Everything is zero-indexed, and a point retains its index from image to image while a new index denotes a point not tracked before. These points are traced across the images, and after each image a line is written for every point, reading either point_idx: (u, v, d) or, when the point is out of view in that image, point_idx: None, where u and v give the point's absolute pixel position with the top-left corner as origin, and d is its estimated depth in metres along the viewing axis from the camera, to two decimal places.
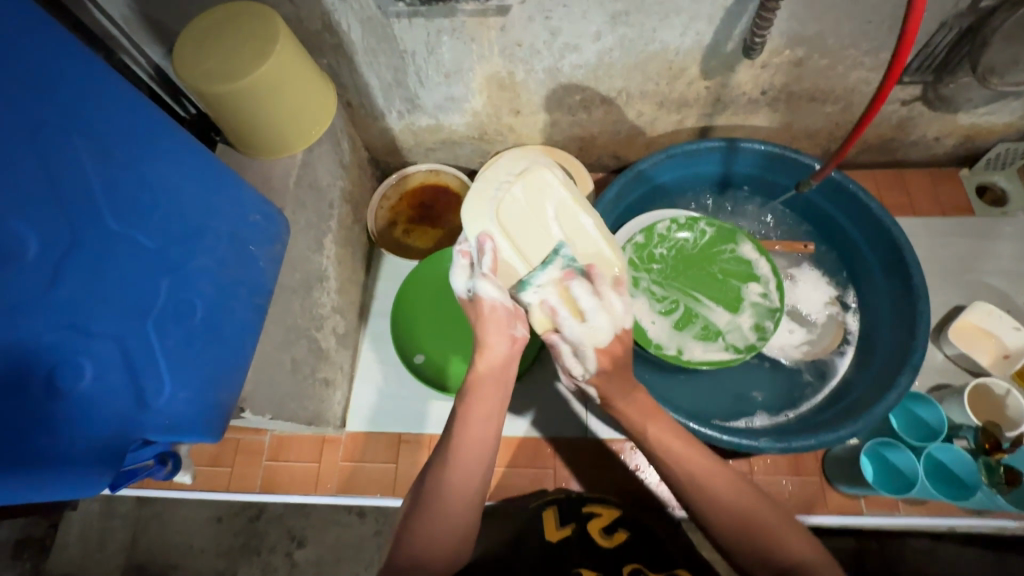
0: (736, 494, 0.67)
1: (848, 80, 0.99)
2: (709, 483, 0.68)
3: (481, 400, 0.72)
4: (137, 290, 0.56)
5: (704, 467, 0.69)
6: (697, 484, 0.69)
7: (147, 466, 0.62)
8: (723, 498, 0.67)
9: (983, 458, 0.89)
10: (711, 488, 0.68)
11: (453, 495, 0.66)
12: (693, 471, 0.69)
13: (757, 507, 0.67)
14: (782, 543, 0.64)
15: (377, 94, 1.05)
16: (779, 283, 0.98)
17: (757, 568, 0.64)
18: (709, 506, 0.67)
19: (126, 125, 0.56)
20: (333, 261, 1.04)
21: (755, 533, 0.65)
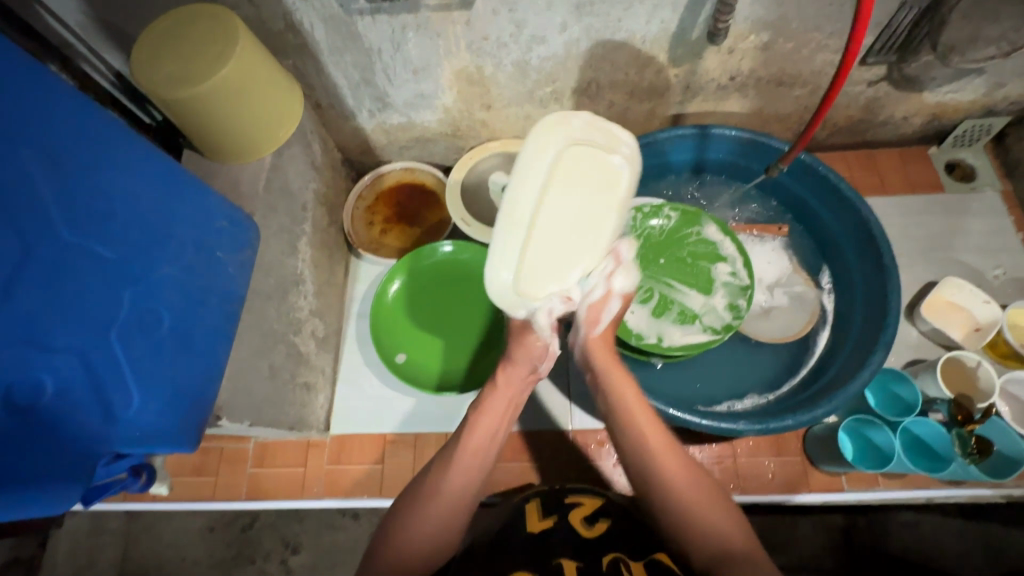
0: (675, 472, 0.71)
1: (815, 63, 1.00)
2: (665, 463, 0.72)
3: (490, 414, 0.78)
4: (99, 303, 0.55)
5: (657, 445, 0.73)
6: (642, 462, 0.73)
7: (121, 480, 0.62)
8: (672, 474, 0.71)
9: (956, 430, 0.91)
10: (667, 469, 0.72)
11: (463, 474, 0.72)
12: (638, 437, 0.75)
13: (701, 495, 0.70)
14: (715, 524, 0.67)
15: (345, 94, 1.04)
16: (745, 260, 1.00)
17: (692, 540, 0.66)
18: (659, 478, 0.71)
19: (79, 132, 0.55)
20: (308, 264, 1.03)
21: (690, 513, 0.68)
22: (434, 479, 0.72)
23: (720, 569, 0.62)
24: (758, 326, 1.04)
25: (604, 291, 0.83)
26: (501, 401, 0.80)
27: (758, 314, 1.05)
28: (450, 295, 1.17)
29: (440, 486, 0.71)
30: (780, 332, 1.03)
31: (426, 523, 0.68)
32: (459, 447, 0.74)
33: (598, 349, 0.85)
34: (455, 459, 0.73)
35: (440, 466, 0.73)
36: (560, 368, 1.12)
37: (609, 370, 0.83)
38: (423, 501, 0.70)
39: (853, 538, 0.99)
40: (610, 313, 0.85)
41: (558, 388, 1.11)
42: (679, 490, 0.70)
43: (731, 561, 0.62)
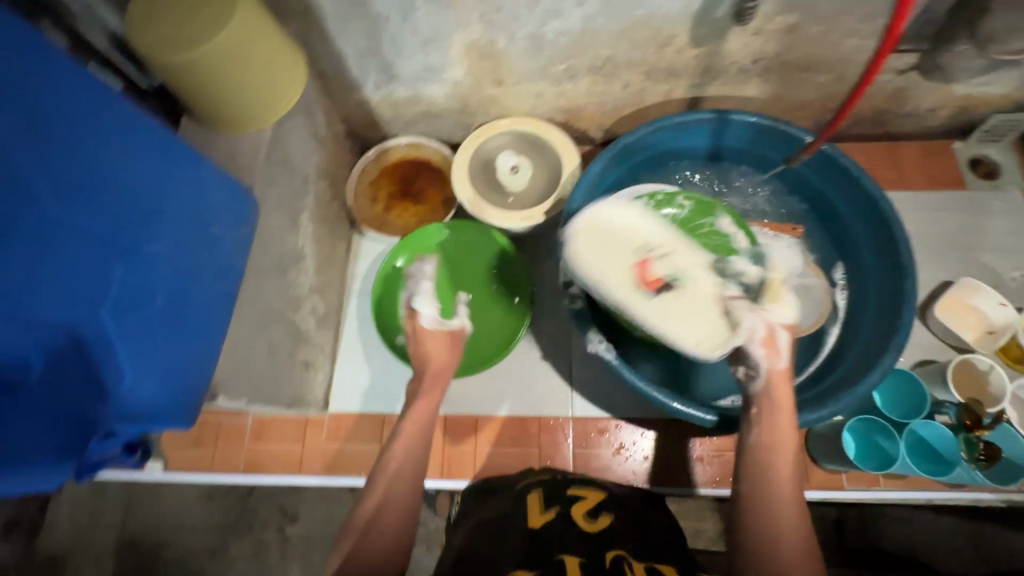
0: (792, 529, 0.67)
1: (843, 48, 0.95)
2: (785, 493, 0.70)
3: (426, 401, 0.87)
4: (89, 278, 0.53)
5: (786, 496, 0.70)
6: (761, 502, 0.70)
7: (116, 457, 0.62)
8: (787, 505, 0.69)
9: (964, 433, 0.88)
10: (784, 498, 0.70)
11: (402, 490, 0.75)
12: (772, 480, 0.71)
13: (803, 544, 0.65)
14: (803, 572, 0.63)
15: (351, 63, 1.00)
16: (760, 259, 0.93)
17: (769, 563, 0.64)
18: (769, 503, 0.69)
19: (64, 98, 0.52)
20: (309, 240, 1.01)
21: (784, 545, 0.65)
22: (376, 499, 0.74)
23: None
24: None
25: (767, 326, 0.82)
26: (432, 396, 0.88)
27: None
28: (453, 276, 1.14)
29: (380, 498, 0.74)
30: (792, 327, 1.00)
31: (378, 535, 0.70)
32: (387, 464, 0.78)
33: (779, 386, 0.80)
34: (391, 477, 0.76)
35: (379, 484, 0.76)
36: (563, 355, 1.11)
37: (779, 409, 0.78)
38: (370, 517, 0.72)
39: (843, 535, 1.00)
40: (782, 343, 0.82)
41: (560, 375, 1.10)
42: (782, 520, 0.67)
43: None
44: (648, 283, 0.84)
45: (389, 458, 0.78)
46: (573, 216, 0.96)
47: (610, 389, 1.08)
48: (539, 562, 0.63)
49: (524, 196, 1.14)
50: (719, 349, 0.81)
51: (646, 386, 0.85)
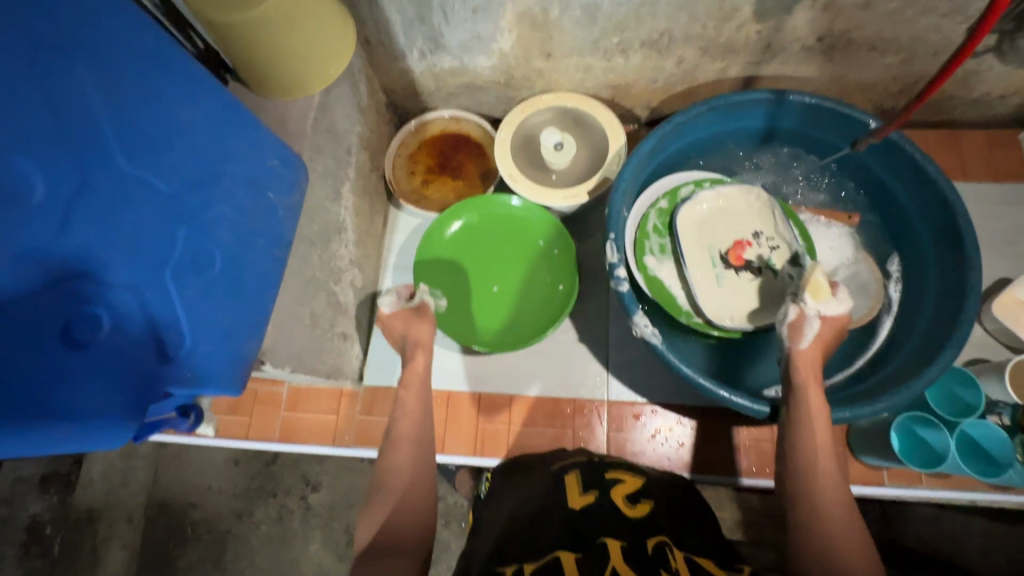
0: (838, 512, 0.64)
1: (916, 27, 0.90)
2: (823, 488, 0.66)
3: (421, 354, 0.85)
4: (154, 238, 0.53)
5: (827, 478, 0.66)
6: (801, 488, 0.67)
7: (170, 419, 0.61)
8: (826, 499, 0.65)
9: (1019, 436, 0.86)
10: (822, 493, 0.65)
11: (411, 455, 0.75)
12: (811, 463, 0.68)
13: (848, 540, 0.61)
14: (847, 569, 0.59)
15: (398, 31, 0.97)
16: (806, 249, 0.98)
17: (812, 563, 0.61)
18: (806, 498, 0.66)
19: (133, 55, 0.51)
20: (350, 212, 1.00)
21: (824, 540, 0.62)
22: (390, 461, 0.74)
23: None
24: None
25: (798, 312, 0.79)
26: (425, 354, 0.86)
27: None
28: (504, 251, 1.13)
29: (392, 463, 0.74)
30: None
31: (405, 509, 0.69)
32: (394, 425, 0.79)
33: (805, 367, 0.76)
34: (397, 438, 0.77)
35: (389, 445, 0.76)
36: (599, 338, 1.10)
37: (806, 391, 0.74)
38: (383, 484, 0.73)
39: None
40: (812, 331, 0.78)
41: (597, 359, 1.09)
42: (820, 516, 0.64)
43: None
44: (731, 260, 0.99)
45: (394, 419, 0.80)
46: (621, 197, 0.94)
47: (648, 374, 1.06)
48: (580, 544, 0.62)
49: (567, 174, 1.11)
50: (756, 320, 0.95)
51: (693, 373, 0.83)
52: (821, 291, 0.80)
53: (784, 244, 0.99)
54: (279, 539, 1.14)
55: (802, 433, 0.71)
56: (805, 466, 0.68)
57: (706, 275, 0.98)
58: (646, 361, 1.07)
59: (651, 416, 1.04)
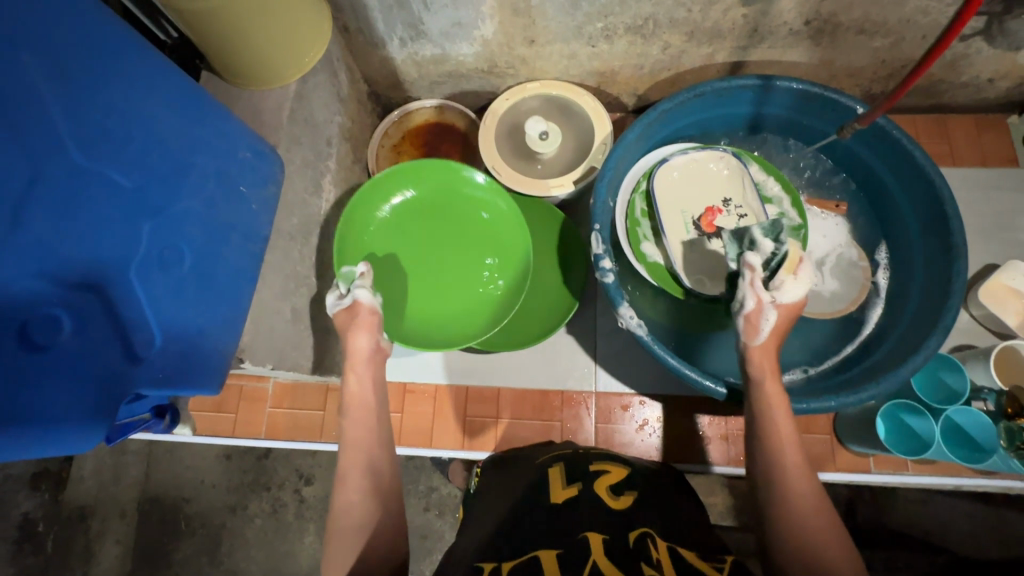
0: (805, 490, 0.63)
1: (904, 10, 0.88)
2: (792, 482, 0.64)
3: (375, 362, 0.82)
4: (115, 234, 0.51)
5: (793, 465, 0.65)
6: (771, 472, 0.66)
7: (145, 420, 0.61)
8: (796, 493, 0.63)
9: (1005, 422, 0.84)
10: (792, 487, 0.64)
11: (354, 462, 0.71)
12: (775, 447, 0.67)
13: (827, 534, 0.60)
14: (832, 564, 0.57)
15: (376, 17, 0.95)
16: (792, 200, 0.98)
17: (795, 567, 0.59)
18: (779, 498, 0.64)
19: (87, 44, 0.49)
20: (332, 205, 0.98)
21: (804, 541, 0.60)
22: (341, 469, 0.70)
23: None
24: (819, 282, 0.99)
25: (756, 301, 0.78)
26: (363, 330, 0.81)
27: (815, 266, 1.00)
28: (447, 222, 1.01)
29: (342, 477, 0.69)
30: (831, 306, 0.97)
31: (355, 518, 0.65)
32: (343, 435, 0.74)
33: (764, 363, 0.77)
34: (346, 449, 0.72)
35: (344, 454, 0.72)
36: (587, 329, 1.09)
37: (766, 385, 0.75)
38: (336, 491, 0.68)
39: (856, 514, 1.01)
40: (770, 322, 0.78)
41: (585, 351, 1.08)
42: (797, 513, 0.62)
43: None
44: (704, 227, 0.98)
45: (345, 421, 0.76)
46: (606, 186, 0.92)
47: (635, 365, 1.06)
48: (562, 539, 0.62)
49: (553, 164, 1.10)
50: None
51: (679, 365, 0.82)
52: (790, 269, 0.79)
53: (752, 211, 0.98)
54: (272, 533, 1.13)
55: (768, 430, 0.69)
56: (773, 464, 0.66)
57: (680, 244, 0.97)
58: (634, 353, 1.07)
59: (644, 409, 1.04)
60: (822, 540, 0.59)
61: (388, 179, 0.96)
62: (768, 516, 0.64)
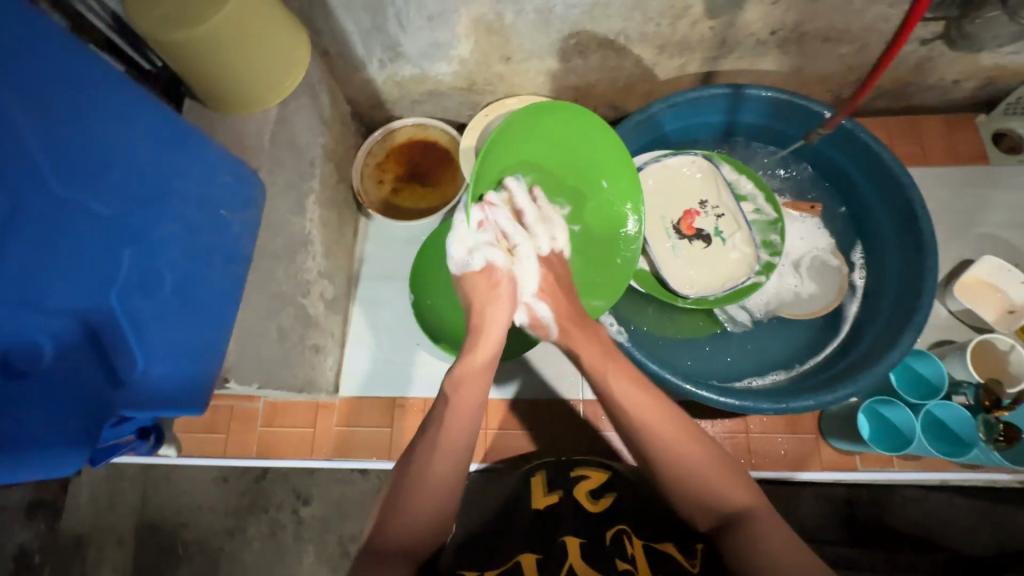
0: (673, 434, 0.67)
1: (866, 17, 0.91)
2: (658, 435, 0.67)
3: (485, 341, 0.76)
4: (97, 262, 0.53)
5: (653, 418, 0.68)
6: (638, 432, 0.68)
7: (132, 442, 0.63)
8: (670, 445, 0.67)
9: (984, 415, 0.88)
10: (661, 442, 0.67)
11: (441, 474, 0.65)
12: (636, 414, 0.69)
13: (710, 471, 0.65)
14: (716, 489, 0.65)
15: (356, 41, 0.97)
16: (766, 194, 1.00)
17: (697, 510, 0.65)
18: (658, 457, 0.67)
19: (69, 78, 0.50)
20: (317, 224, 0.99)
21: (696, 485, 0.65)
22: (423, 469, 0.66)
23: (728, 538, 0.61)
24: (798, 282, 1.01)
25: (528, 314, 0.81)
26: (490, 336, 0.76)
27: (794, 265, 1.02)
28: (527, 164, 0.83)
29: (414, 491, 0.64)
30: (810, 307, 0.99)
31: (415, 530, 0.63)
32: (438, 429, 0.69)
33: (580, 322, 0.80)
34: (439, 442, 0.67)
35: (422, 457, 0.67)
36: None
37: (601, 363, 0.75)
38: (408, 493, 0.64)
39: (857, 516, 0.98)
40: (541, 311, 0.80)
41: (571, 359, 1.09)
42: (674, 461, 0.66)
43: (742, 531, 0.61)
44: (684, 230, 1.00)
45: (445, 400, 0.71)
46: None
47: None
48: (542, 546, 0.64)
49: None
50: (720, 288, 0.96)
51: (658, 370, 0.84)
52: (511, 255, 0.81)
53: (728, 210, 1.00)
54: (271, 556, 1.09)
55: (625, 400, 0.70)
56: (643, 428, 0.68)
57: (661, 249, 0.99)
58: None
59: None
60: (702, 477, 0.65)
61: (557, 104, 0.80)
62: (654, 468, 0.67)
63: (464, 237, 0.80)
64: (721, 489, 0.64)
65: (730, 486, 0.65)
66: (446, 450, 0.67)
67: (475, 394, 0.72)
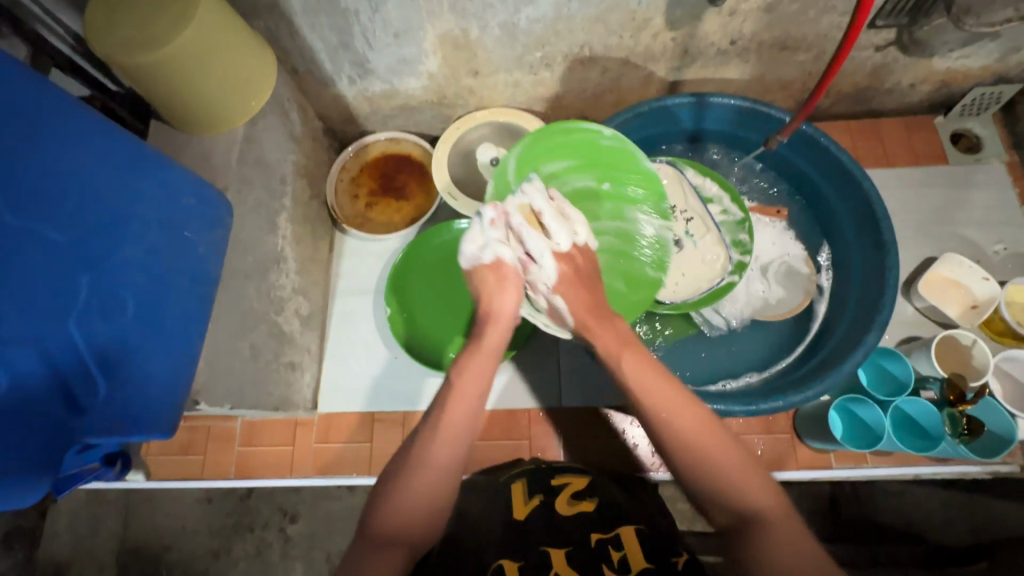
0: (699, 433, 0.66)
1: (821, 26, 0.94)
2: (678, 426, 0.67)
3: (495, 328, 0.78)
4: (52, 289, 0.53)
5: (676, 409, 0.67)
6: (657, 423, 0.68)
7: (98, 469, 0.64)
8: (687, 439, 0.66)
9: (948, 408, 0.89)
10: (680, 431, 0.66)
11: (442, 461, 0.66)
12: (660, 406, 0.68)
13: (734, 470, 0.64)
14: (737, 490, 0.63)
15: (323, 59, 0.98)
16: (731, 195, 1.01)
17: (715, 506, 0.64)
18: (676, 450, 0.66)
19: (17, 109, 0.51)
20: (290, 240, 0.99)
21: (716, 482, 0.64)
22: (425, 454, 0.66)
23: (743, 539, 0.60)
24: (766, 287, 1.02)
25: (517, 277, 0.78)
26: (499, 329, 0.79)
27: (763, 269, 1.03)
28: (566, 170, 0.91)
29: (408, 486, 0.64)
30: (780, 309, 1.00)
31: (408, 516, 0.63)
32: (440, 415, 0.69)
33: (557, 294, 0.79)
34: (440, 430, 0.68)
35: (423, 440, 0.67)
36: (550, 346, 1.11)
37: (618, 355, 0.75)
38: (405, 482, 0.65)
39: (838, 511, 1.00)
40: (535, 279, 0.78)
41: (549, 367, 1.10)
42: (696, 456, 0.65)
43: (756, 535, 0.60)
44: None
45: (450, 383, 0.72)
46: None
47: (596, 378, 1.08)
48: (526, 554, 0.64)
49: None
50: (694, 291, 0.97)
51: None
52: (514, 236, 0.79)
53: (697, 213, 1.01)
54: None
55: (642, 389, 0.71)
56: (662, 422, 0.68)
57: None
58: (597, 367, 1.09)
59: (632, 425, 1.05)
60: (726, 475, 0.64)
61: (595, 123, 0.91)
62: (672, 461, 0.67)
63: (477, 234, 0.78)
64: (742, 491, 0.63)
65: (756, 489, 0.63)
66: (450, 433, 0.68)
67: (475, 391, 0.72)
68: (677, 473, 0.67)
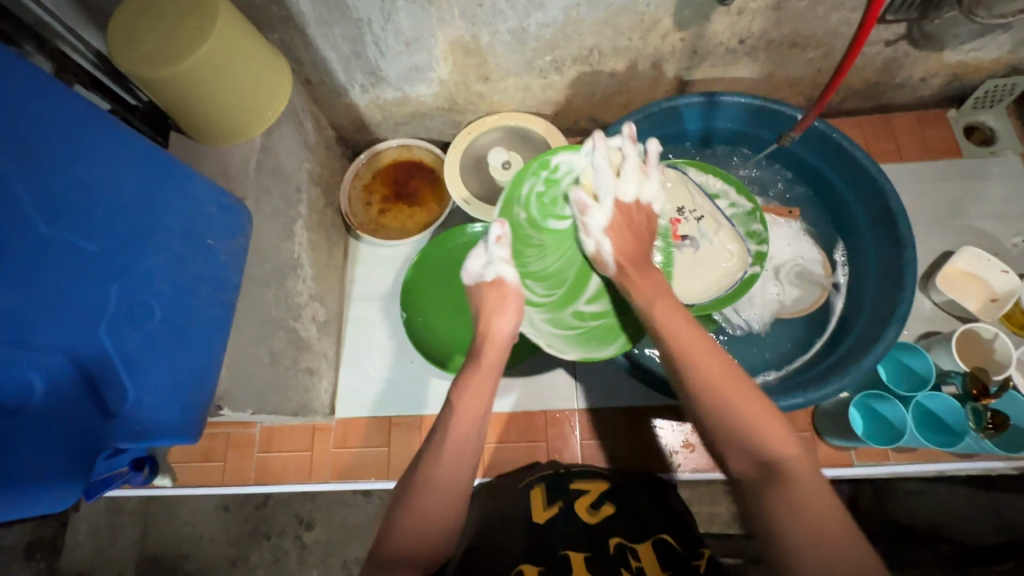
0: (720, 376, 0.67)
1: (829, 22, 0.94)
2: (705, 372, 0.67)
3: (493, 345, 0.81)
4: (84, 297, 0.54)
5: (702, 355, 0.69)
6: (682, 372, 0.69)
7: (125, 473, 0.67)
8: (715, 382, 0.66)
9: (971, 403, 0.89)
10: (706, 376, 0.67)
11: (446, 476, 0.66)
12: (688, 352, 0.70)
13: (765, 422, 0.62)
14: (768, 438, 0.61)
15: (336, 68, 1.00)
16: (738, 188, 1.01)
17: (736, 452, 0.62)
18: (701, 397, 0.66)
19: (49, 124, 0.52)
20: (306, 248, 1.01)
21: (748, 430, 0.62)
22: (425, 470, 0.67)
23: (768, 485, 0.58)
24: (781, 290, 1.02)
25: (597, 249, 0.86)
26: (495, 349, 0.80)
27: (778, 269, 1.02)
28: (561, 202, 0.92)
29: (417, 496, 0.65)
30: (795, 308, 1.00)
31: (418, 529, 0.63)
32: (445, 432, 0.70)
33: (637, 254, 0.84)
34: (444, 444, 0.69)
35: (429, 456, 0.68)
36: None
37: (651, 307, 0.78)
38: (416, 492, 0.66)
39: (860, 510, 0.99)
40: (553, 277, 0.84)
41: (564, 369, 1.10)
42: (723, 402, 0.65)
43: (780, 485, 0.57)
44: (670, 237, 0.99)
45: (452, 402, 0.74)
46: None
47: (611, 380, 1.08)
48: (544, 558, 0.63)
49: None
50: (710, 291, 0.97)
51: None
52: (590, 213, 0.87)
53: (707, 212, 0.99)
54: None
55: (672, 339, 0.73)
56: (691, 364, 0.69)
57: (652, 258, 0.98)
58: (612, 368, 1.09)
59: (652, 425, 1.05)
60: (753, 420, 0.63)
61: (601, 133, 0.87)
62: (695, 407, 0.67)
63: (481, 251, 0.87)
64: (770, 439, 0.61)
65: (782, 437, 0.61)
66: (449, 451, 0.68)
67: (475, 409, 0.72)
68: (704, 423, 0.66)
